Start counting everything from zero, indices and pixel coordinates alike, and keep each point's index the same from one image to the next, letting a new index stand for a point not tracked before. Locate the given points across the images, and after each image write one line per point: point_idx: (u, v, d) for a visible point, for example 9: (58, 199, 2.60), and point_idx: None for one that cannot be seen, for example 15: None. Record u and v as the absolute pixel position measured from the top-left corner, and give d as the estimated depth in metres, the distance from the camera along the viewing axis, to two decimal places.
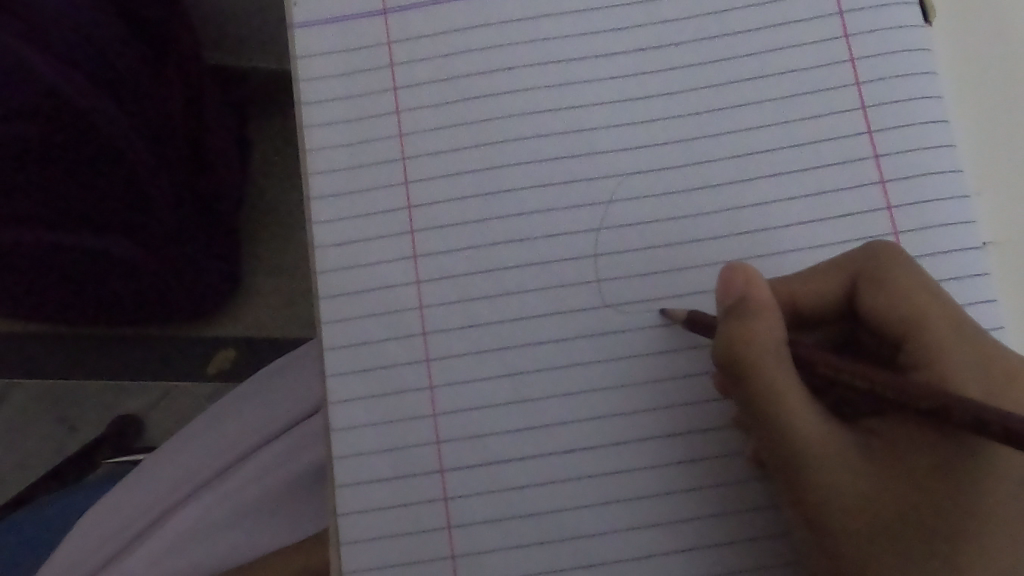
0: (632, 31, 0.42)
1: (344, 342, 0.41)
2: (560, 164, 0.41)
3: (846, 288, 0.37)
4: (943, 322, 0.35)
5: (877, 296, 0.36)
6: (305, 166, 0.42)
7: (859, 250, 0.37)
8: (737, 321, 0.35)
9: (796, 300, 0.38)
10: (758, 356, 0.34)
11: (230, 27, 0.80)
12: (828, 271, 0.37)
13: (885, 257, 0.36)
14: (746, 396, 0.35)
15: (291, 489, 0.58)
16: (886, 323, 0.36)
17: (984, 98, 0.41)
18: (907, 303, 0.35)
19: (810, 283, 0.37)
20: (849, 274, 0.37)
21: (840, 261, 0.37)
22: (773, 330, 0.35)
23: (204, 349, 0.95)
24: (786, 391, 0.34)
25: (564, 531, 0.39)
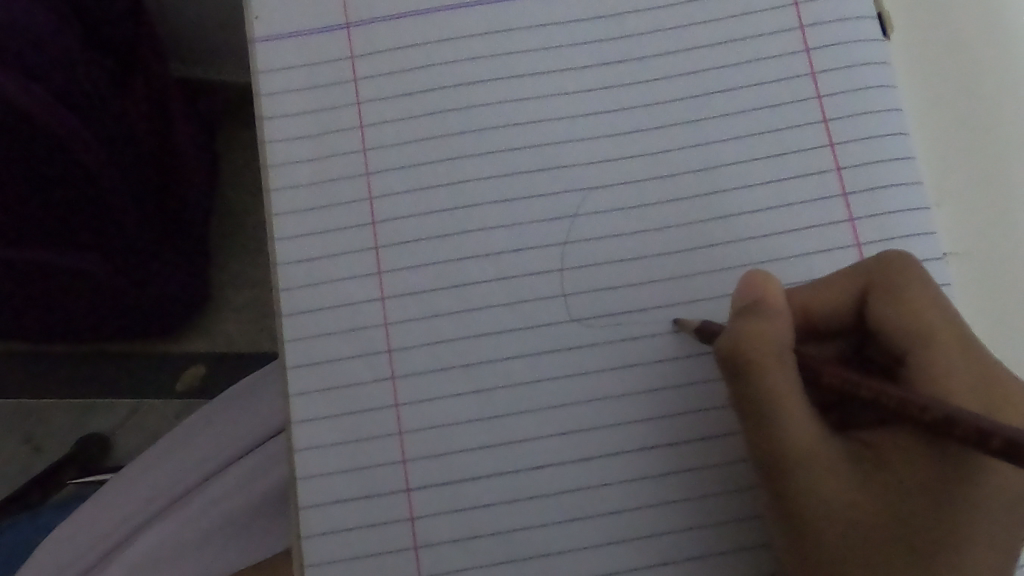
0: (597, 45, 0.42)
1: (308, 360, 0.40)
2: (525, 178, 0.41)
3: (856, 299, 0.37)
4: (950, 337, 0.35)
5: (887, 308, 0.36)
6: (268, 181, 0.41)
7: (871, 260, 0.37)
8: (750, 319, 0.35)
9: (806, 308, 0.38)
10: (766, 354, 0.34)
11: (198, 42, 0.80)
12: (840, 280, 0.37)
13: (898, 269, 0.36)
14: (746, 394, 0.35)
15: (257, 511, 0.58)
16: (892, 336, 0.36)
17: (946, 110, 0.41)
18: (915, 316, 0.35)
19: (820, 292, 0.37)
20: (860, 284, 0.37)
21: (852, 271, 0.37)
22: (784, 333, 0.35)
23: (172, 365, 0.94)
24: (788, 394, 0.34)
25: (531, 549, 0.39)
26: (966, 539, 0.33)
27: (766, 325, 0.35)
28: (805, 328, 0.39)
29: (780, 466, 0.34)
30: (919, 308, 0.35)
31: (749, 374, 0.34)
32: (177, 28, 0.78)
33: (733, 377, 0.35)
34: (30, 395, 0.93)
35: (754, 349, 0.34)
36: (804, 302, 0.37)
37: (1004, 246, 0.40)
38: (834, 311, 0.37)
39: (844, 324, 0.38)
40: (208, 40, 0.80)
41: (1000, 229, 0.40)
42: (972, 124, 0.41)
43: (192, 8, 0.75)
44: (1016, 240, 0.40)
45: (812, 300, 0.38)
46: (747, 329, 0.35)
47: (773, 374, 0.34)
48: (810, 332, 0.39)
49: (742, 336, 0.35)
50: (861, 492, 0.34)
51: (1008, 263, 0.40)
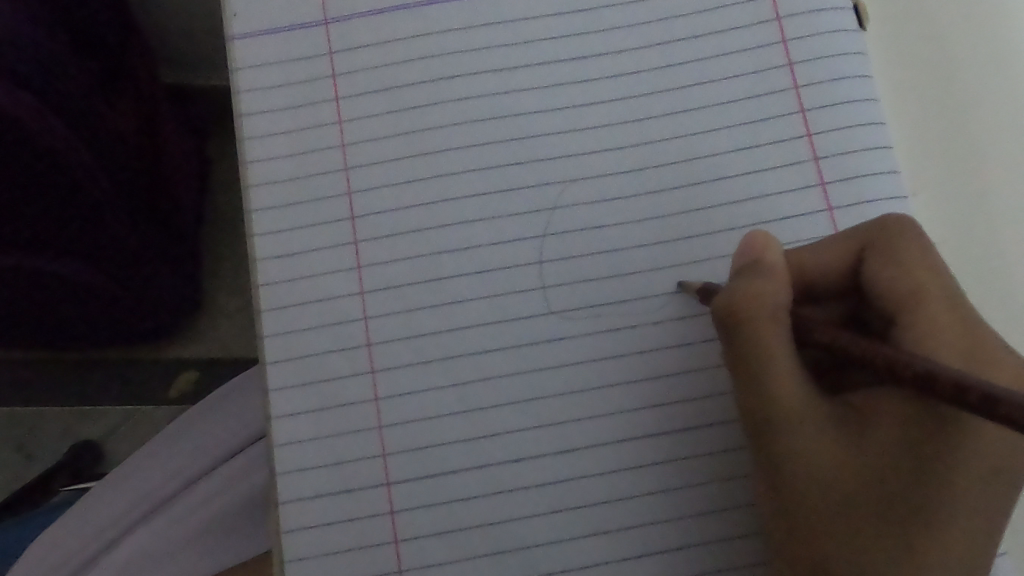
0: (574, 39, 0.42)
1: (287, 355, 0.40)
2: (504, 172, 0.41)
3: (853, 259, 0.37)
4: (944, 296, 0.35)
5: (882, 267, 0.36)
6: (246, 178, 0.42)
7: (871, 222, 0.37)
8: (748, 278, 0.35)
9: (804, 270, 0.37)
10: (760, 313, 0.34)
11: (186, 46, 0.80)
12: (837, 242, 0.37)
13: (898, 230, 0.36)
14: (739, 352, 0.35)
15: (236, 516, 0.58)
16: (887, 296, 0.36)
17: (923, 103, 0.41)
18: (912, 277, 0.35)
19: (818, 254, 0.37)
20: (857, 245, 0.37)
21: (849, 234, 0.37)
22: (782, 293, 0.35)
23: (163, 370, 0.94)
24: (777, 352, 0.34)
25: (511, 542, 0.38)
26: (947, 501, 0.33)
27: (763, 284, 0.35)
28: (801, 291, 0.38)
29: (766, 424, 0.34)
30: (914, 269, 0.35)
31: (741, 330, 0.35)
32: (165, 32, 0.78)
33: (727, 334, 0.35)
34: (23, 403, 0.93)
35: (748, 307, 0.34)
36: (803, 263, 0.37)
37: (982, 240, 0.40)
38: (831, 271, 0.37)
39: (842, 286, 0.38)
40: (196, 44, 0.80)
41: (977, 223, 0.40)
42: (950, 118, 0.41)
43: (178, 12, 0.75)
44: (993, 234, 0.40)
45: (810, 261, 0.37)
46: (744, 288, 0.35)
47: (765, 332, 0.34)
48: (808, 296, 0.39)
49: (738, 294, 0.35)
50: (846, 454, 0.34)
51: (986, 258, 0.40)
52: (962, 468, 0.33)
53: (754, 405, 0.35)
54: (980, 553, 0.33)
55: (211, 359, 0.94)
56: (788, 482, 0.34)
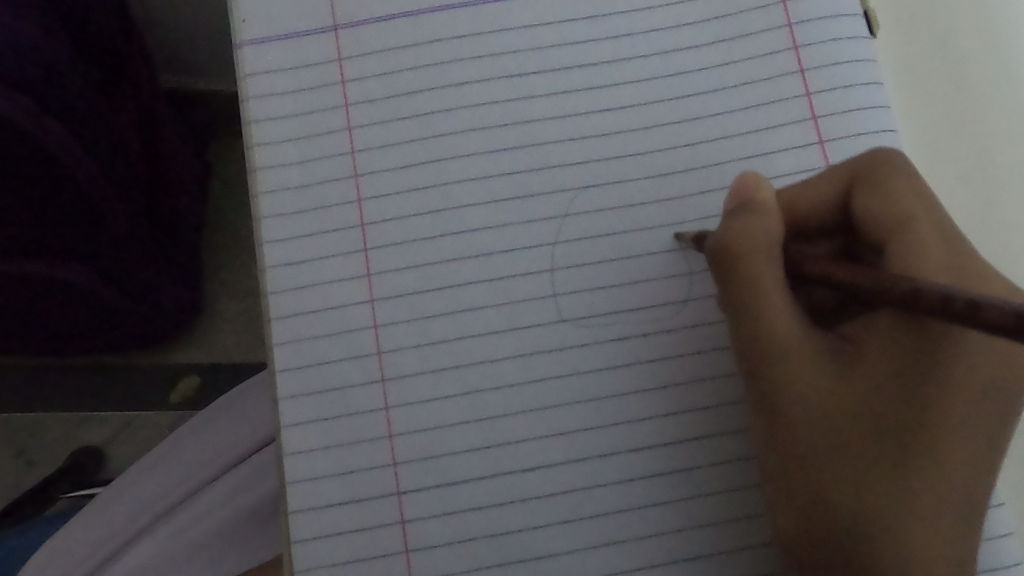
0: (584, 46, 0.42)
1: (296, 364, 0.40)
2: (514, 179, 0.41)
3: (844, 193, 0.37)
4: (932, 220, 0.35)
5: (872, 198, 0.36)
6: (255, 185, 0.41)
7: (861, 156, 0.37)
8: (740, 216, 0.36)
9: (797, 207, 0.38)
10: (752, 248, 0.36)
11: (191, 52, 0.80)
12: (828, 178, 0.37)
13: (887, 163, 0.36)
14: (732, 287, 0.36)
15: (244, 523, 0.57)
16: (876, 225, 0.36)
17: (933, 114, 0.41)
18: (899, 204, 0.35)
19: (811, 191, 0.37)
20: (846, 179, 0.37)
21: (840, 170, 0.37)
22: (775, 229, 0.36)
23: (166, 376, 0.93)
24: (768, 284, 0.35)
25: (522, 552, 0.38)
26: (933, 420, 0.33)
27: (754, 221, 0.36)
28: (795, 233, 0.39)
29: (760, 356, 0.36)
30: (903, 197, 0.35)
31: (734, 265, 0.36)
32: (170, 38, 0.78)
33: (721, 270, 0.37)
34: (24, 409, 0.93)
35: (740, 243, 0.36)
36: (795, 201, 0.38)
37: (995, 251, 0.40)
38: (823, 207, 0.37)
39: (837, 223, 0.38)
40: (202, 51, 0.80)
41: (990, 234, 0.40)
42: (960, 130, 0.41)
43: (183, 17, 0.75)
44: (1005, 245, 0.40)
45: (803, 198, 0.38)
46: (736, 226, 0.36)
47: (757, 268, 0.36)
48: (803, 236, 0.39)
49: (730, 232, 0.36)
50: (836, 384, 0.34)
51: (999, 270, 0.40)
52: (949, 387, 0.33)
53: (747, 338, 0.36)
54: (970, 471, 0.33)
55: (214, 365, 0.93)
56: (780, 413, 0.35)
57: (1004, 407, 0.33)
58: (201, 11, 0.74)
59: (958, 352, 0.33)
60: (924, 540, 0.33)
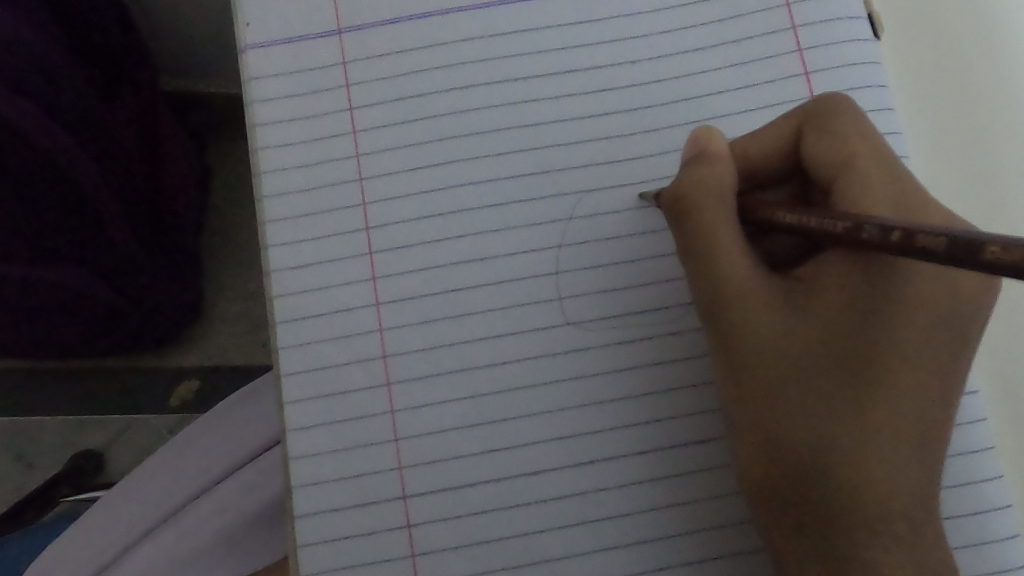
0: (589, 49, 0.42)
1: (302, 367, 0.40)
2: (519, 182, 0.41)
3: (794, 138, 0.38)
4: (876, 158, 0.36)
5: (820, 141, 0.37)
6: (260, 189, 0.41)
7: (807, 102, 0.38)
8: (693, 167, 0.37)
9: (749, 157, 0.38)
10: (705, 196, 0.36)
11: (194, 56, 0.80)
12: (776, 126, 0.38)
13: (831, 107, 0.37)
14: (688, 237, 0.36)
15: (253, 525, 0.57)
16: (821, 166, 0.37)
17: (943, 126, 0.41)
18: (843, 145, 0.36)
19: (760, 141, 0.38)
20: (795, 124, 0.37)
21: (787, 116, 0.38)
22: (727, 178, 0.36)
23: (164, 379, 0.93)
24: (723, 231, 0.36)
25: (528, 555, 0.38)
26: (886, 351, 0.34)
27: (708, 171, 0.36)
28: (748, 180, 0.40)
29: (718, 303, 0.36)
30: (847, 137, 0.36)
31: (689, 216, 0.36)
32: (172, 43, 0.78)
33: (677, 222, 0.37)
34: (24, 412, 0.92)
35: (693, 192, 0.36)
36: (747, 149, 0.38)
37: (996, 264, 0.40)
38: (775, 153, 0.38)
39: (787, 168, 0.39)
40: (204, 55, 0.80)
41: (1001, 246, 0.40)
42: (969, 142, 0.41)
43: (184, 22, 0.75)
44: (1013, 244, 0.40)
45: (753, 148, 0.38)
46: (689, 177, 0.36)
47: (711, 216, 0.36)
48: (755, 183, 0.40)
49: (684, 183, 0.36)
50: (793, 326, 0.35)
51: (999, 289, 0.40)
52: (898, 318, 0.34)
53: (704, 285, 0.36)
54: (926, 398, 0.34)
55: (213, 368, 0.93)
56: (739, 358, 0.35)
57: (951, 334, 0.34)
58: (202, 16, 0.74)
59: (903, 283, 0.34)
60: (887, 470, 0.34)
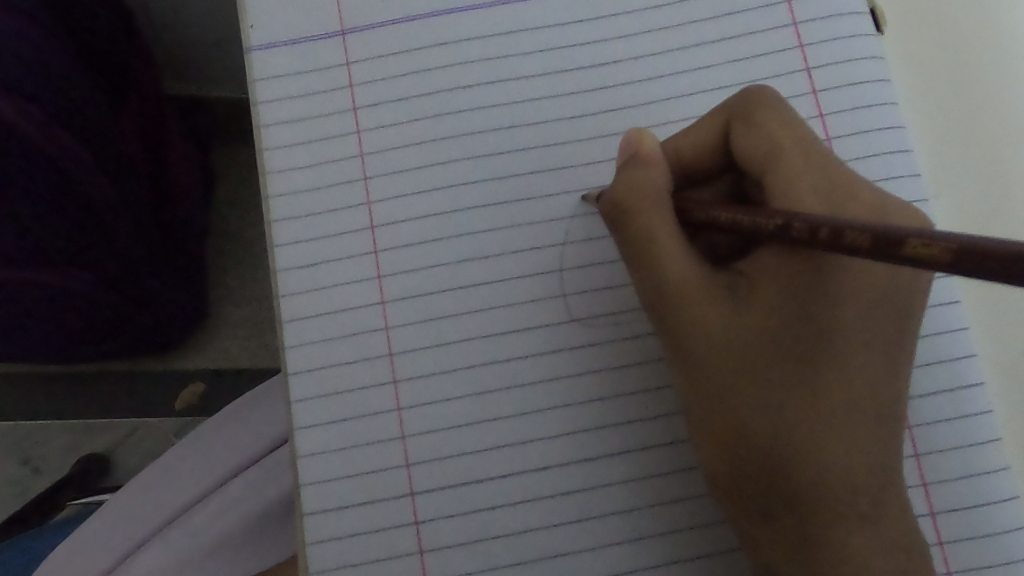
0: (592, 46, 0.42)
1: (310, 365, 0.40)
2: (523, 180, 0.41)
3: (725, 133, 0.38)
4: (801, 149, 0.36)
5: (749, 135, 0.37)
6: (266, 188, 0.42)
7: (733, 97, 0.38)
8: (627, 171, 0.37)
9: (681, 156, 0.39)
10: (641, 200, 0.36)
11: (197, 60, 0.81)
12: (705, 124, 0.38)
13: (756, 101, 0.37)
14: (630, 241, 0.36)
15: (263, 522, 0.58)
16: (751, 160, 0.37)
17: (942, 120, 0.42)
18: (769, 139, 0.36)
19: (691, 139, 0.38)
20: (723, 120, 0.38)
21: (714, 114, 0.38)
22: (662, 178, 0.36)
23: (169, 382, 0.93)
24: (663, 233, 0.36)
25: (536, 552, 0.38)
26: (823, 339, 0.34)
27: (641, 174, 0.36)
28: (684, 177, 0.40)
29: (663, 305, 0.36)
30: (772, 131, 0.36)
31: (627, 221, 0.36)
32: (175, 46, 0.78)
33: (617, 227, 0.37)
34: (30, 417, 0.93)
35: (628, 197, 0.36)
36: (679, 149, 0.38)
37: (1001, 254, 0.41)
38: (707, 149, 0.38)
39: (720, 164, 0.39)
40: (207, 57, 0.80)
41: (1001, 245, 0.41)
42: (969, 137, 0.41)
43: (186, 26, 0.75)
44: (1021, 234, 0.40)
45: (686, 147, 0.38)
46: (623, 181, 0.36)
47: (649, 221, 0.36)
48: (692, 181, 0.40)
49: (619, 188, 0.36)
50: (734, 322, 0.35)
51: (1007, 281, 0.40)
52: (833, 305, 0.34)
53: (647, 289, 0.36)
54: (865, 380, 0.34)
55: (219, 371, 0.93)
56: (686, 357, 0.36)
57: (886, 315, 0.34)
58: (206, 20, 0.74)
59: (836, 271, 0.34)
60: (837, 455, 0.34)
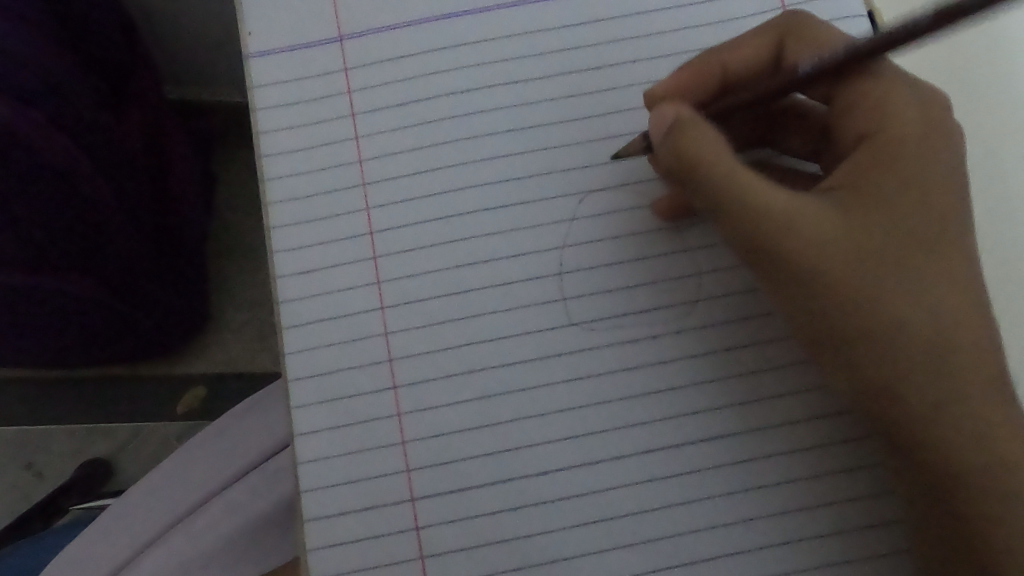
0: (590, 49, 0.43)
1: (310, 371, 0.40)
2: (522, 184, 0.41)
3: (773, 51, 0.40)
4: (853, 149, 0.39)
5: (803, 49, 0.39)
6: (265, 195, 0.41)
7: (783, 17, 0.40)
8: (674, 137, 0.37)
9: (726, 66, 0.40)
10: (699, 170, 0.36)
11: (200, 66, 0.81)
12: (756, 39, 0.40)
13: (803, 27, 0.39)
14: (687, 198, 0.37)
15: (266, 522, 0.58)
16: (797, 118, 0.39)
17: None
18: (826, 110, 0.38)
19: (740, 53, 0.40)
20: (776, 39, 0.40)
21: (767, 29, 0.40)
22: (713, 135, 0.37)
23: (171, 386, 0.93)
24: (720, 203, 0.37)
25: (537, 556, 0.38)
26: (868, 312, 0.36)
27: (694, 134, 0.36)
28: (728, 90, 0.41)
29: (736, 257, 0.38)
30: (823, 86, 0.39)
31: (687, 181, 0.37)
32: (177, 51, 0.78)
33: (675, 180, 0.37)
34: (31, 422, 0.93)
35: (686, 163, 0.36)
36: (726, 62, 0.40)
37: (998, 250, 0.41)
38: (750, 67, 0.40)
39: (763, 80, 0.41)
40: (210, 63, 0.80)
41: (995, 240, 0.42)
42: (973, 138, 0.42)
43: (189, 32, 0.75)
44: (1002, 233, 0.42)
45: (731, 59, 0.40)
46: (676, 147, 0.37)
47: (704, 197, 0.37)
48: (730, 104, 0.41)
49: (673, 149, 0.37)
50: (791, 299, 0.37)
51: (998, 278, 0.41)
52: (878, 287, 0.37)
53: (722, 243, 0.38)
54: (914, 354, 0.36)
55: (221, 375, 0.93)
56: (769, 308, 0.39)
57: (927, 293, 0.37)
58: (208, 27, 0.74)
59: (878, 251, 0.37)
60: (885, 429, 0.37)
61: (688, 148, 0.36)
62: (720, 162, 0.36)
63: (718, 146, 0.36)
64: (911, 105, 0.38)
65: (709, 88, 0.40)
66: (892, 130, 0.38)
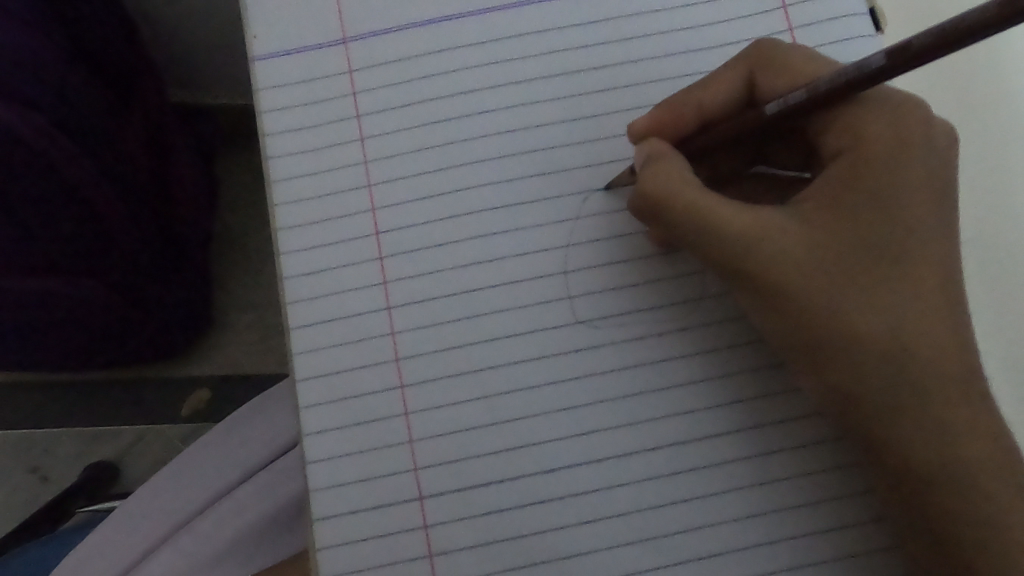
0: (592, 49, 0.43)
1: (317, 371, 0.40)
2: (526, 183, 0.41)
3: (746, 83, 0.40)
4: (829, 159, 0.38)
5: (776, 79, 0.39)
6: (272, 196, 0.42)
7: (750, 48, 0.40)
8: (646, 175, 0.38)
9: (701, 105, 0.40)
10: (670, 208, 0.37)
11: (202, 69, 0.81)
12: (726, 74, 0.40)
13: (773, 57, 0.39)
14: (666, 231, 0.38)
15: (274, 522, 0.58)
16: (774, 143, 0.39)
17: (943, 107, 0.43)
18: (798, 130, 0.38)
19: (711, 89, 0.40)
20: (746, 72, 0.39)
21: (735, 64, 0.40)
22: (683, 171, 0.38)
23: (175, 389, 0.94)
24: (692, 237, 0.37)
25: (546, 552, 0.39)
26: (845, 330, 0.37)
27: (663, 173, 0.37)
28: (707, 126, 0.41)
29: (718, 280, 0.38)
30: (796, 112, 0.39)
31: (661, 218, 0.38)
32: (179, 55, 0.78)
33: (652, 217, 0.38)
34: (35, 425, 0.93)
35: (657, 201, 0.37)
36: (700, 100, 0.40)
37: (1001, 244, 0.42)
38: (724, 102, 0.40)
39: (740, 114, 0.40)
40: (211, 66, 0.81)
41: (998, 235, 0.42)
42: (972, 136, 0.43)
43: (191, 36, 0.75)
44: (1006, 226, 0.42)
45: (705, 95, 0.40)
46: (648, 185, 0.37)
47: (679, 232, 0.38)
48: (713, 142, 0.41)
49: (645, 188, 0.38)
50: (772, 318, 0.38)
51: (1001, 272, 0.41)
52: (855, 304, 0.37)
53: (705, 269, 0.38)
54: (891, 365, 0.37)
55: (224, 378, 0.94)
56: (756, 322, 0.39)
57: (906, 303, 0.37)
58: (210, 30, 0.75)
59: (855, 267, 0.37)
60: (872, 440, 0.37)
61: (659, 188, 0.37)
62: (690, 198, 0.37)
63: (683, 178, 0.37)
64: (882, 121, 0.37)
65: (687, 126, 0.40)
66: (866, 147, 0.37)
